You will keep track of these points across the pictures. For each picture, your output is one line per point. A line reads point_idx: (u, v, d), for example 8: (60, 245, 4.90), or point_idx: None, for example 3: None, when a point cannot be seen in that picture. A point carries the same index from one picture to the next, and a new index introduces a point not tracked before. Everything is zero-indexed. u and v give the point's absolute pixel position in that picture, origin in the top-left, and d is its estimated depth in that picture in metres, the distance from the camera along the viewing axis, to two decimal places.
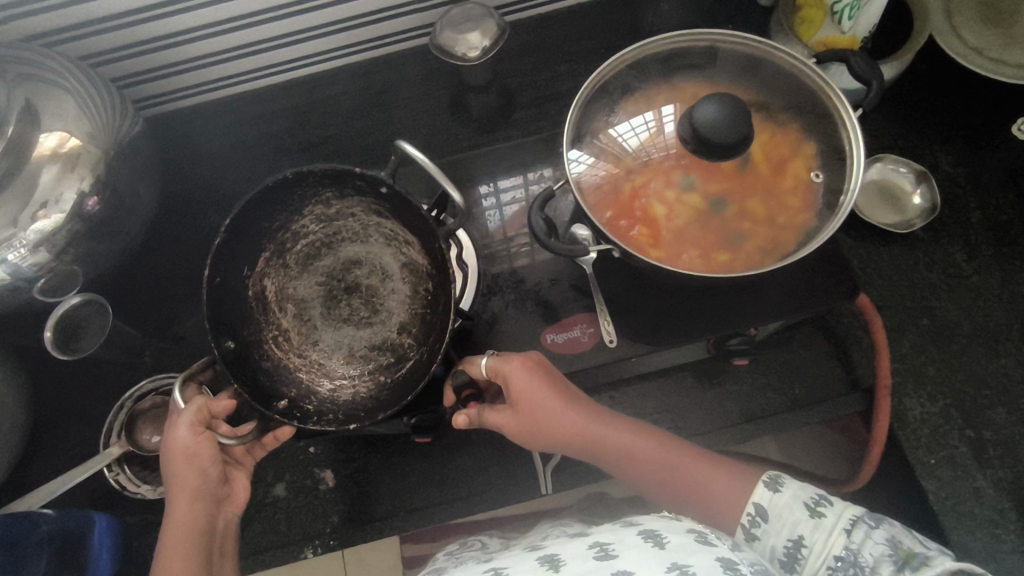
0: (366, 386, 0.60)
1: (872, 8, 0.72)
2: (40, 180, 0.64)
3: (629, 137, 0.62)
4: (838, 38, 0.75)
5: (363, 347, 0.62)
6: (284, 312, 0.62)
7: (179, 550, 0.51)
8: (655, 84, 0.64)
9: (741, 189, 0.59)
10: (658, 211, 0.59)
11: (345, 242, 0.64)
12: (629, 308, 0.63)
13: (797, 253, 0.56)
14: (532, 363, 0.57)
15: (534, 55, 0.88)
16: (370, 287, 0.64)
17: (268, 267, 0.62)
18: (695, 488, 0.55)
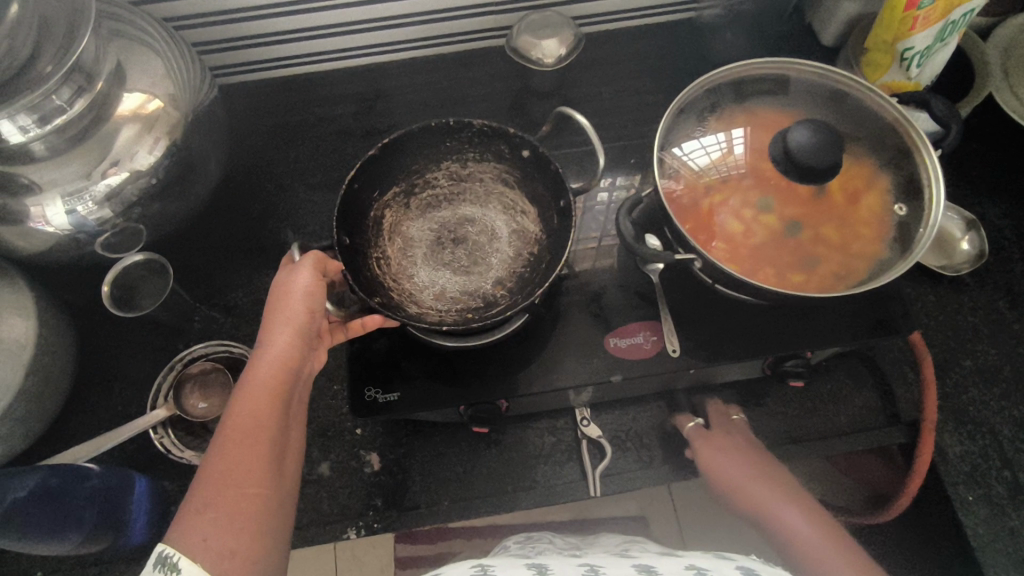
0: (452, 319, 0.59)
1: (938, 56, 0.76)
2: (119, 137, 0.64)
3: (700, 156, 0.64)
4: (904, 83, 0.78)
5: (454, 290, 0.62)
6: (391, 241, 0.64)
7: (255, 400, 0.50)
8: (729, 107, 0.66)
9: (818, 215, 0.61)
10: (735, 228, 0.61)
11: (466, 202, 0.67)
12: (692, 321, 0.65)
13: (871, 279, 0.58)
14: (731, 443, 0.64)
15: (600, 68, 0.90)
16: (476, 243, 0.65)
17: (393, 200, 0.65)
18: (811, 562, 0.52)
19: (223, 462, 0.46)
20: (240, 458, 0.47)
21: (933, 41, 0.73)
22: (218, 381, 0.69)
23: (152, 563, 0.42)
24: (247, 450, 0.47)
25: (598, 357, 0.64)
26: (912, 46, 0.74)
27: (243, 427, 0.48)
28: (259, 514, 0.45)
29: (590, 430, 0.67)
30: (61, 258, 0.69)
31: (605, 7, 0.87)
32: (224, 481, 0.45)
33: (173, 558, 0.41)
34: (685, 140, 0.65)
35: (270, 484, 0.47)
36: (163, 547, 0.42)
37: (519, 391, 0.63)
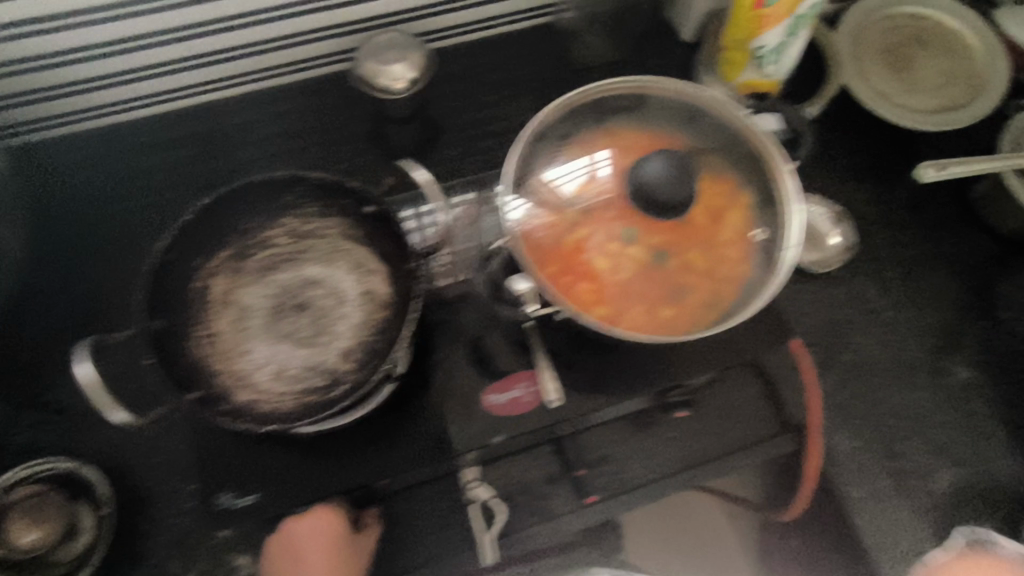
0: (292, 403, 0.53)
1: (794, 51, 0.75)
2: None
3: (566, 183, 0.60)
4: (764, 81, 0.77)
5: (296, 365, 0.55)
6: (222, 313, 0.56)
7: None
8: (588, 129, 0.62)
9: (682, 241, 0.58)
10: (601, 266, 0.57)
11: (309, 261, 0.59)
12: (572, 363, 0.62)
13: (741, 306, 0.56)
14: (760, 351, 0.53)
15: (459, 84, 0.84)
16: (322, 309, 0.58)
17: (222, 265, 0.57)
18: None
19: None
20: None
21: (785, 36, 0.72)
22: (51, 503, 0.58)
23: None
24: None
25: (479, 416, 0.61)
26: (765, 43, 0.73)
27: None
28: None
29: (477, 492, 0.62)
30: None
31: (455, 20, 0.81)
32: None
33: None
34: (547, 167, 0.60)
35: None
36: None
37: (398, 468, 0.59)
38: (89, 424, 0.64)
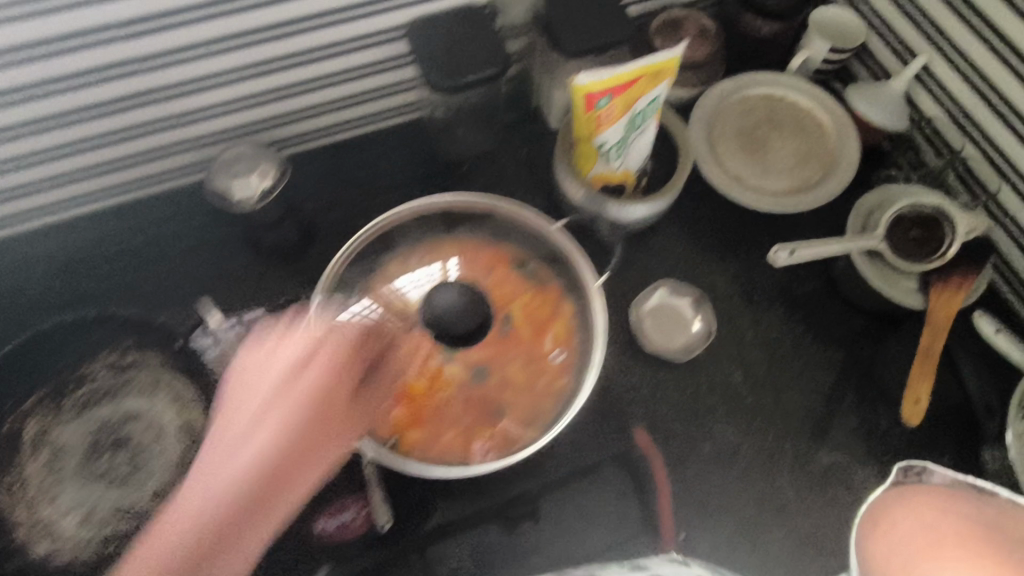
0: (92, 551, 0.55)
1: (639, 146, 0.76)
2: None
3: (412, 290, 0.59)
4: (615, 174, 0.77)
5: (106, 508, 0.56)
6: (36, 457, 0.57)
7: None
8: (434, 236, 0.62)
9: (501, 357, 0.58)
10: (420, 387, 0.57)
11: (130, 395, 0.59)
12: (402, 485, 0.67)
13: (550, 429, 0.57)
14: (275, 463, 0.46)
15: (336, 185, 0.87)
16: (140, 445, 0.58)
17: (37, 407, 0.58)
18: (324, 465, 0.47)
19: (194, 483, 0.46)
20: (205, 478, 0.45)
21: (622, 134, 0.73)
22: None
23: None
24: (229, 507, 0.45)
25: None
26: (606, 139, 0.73)
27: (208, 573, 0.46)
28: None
29: None
30: None
31: (323, 121, 0.82)
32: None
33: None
34: (401, 271, 0.60)
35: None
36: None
37: None
38: None
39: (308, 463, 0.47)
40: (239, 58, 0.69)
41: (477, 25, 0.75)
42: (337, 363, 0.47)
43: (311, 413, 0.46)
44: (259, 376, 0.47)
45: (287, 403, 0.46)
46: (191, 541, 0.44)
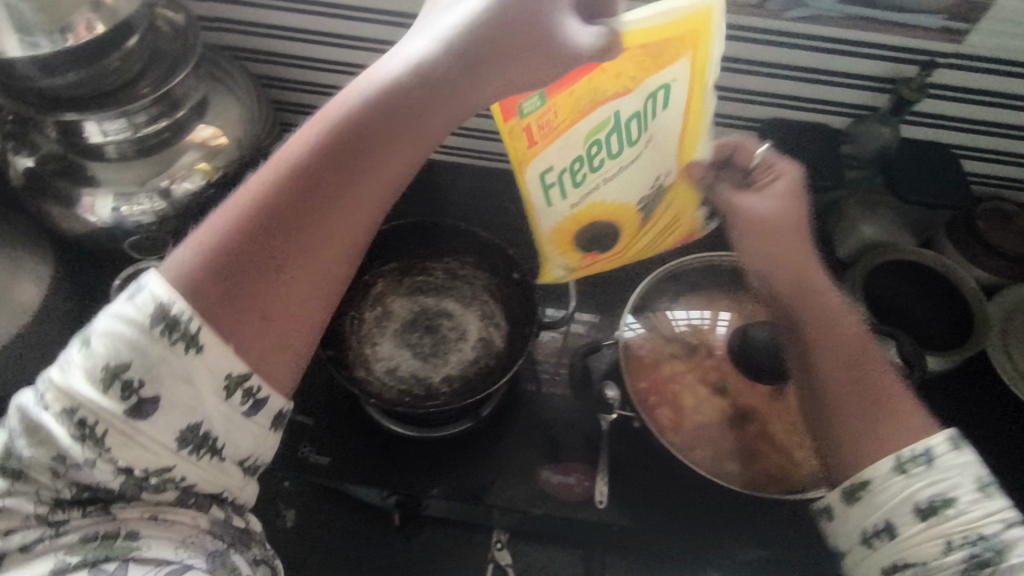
0: (391, 394, 0.62)
1: (635, 175, 0.54)
2: (181, 159, 0.73)
3: (694, 321, 0.66)
4: (608, 203, 0.55)
5: (407, 371, 0.65)
6: (367, 320, 0.67)
7: (319, 266, 0.40)
8: (720, 288, 0.68)
9: (771, 417, 0.61)
10: (688, 401, 0.62)
11: (452, 297, 0.69)
12: (627, 478, 0.66)
13: (778, 496, 0.58)
14: (223, 270, 0.37)
15: None
16: (445, 337, 0.67)
17: (388, 272, 0.70)
18: (292, 221, 0.39)
19: (291, 147, 0.40)
20: (334, 103, 0.41)
21: (581, 159, 0.51)
22: None
23: (146, 320, 0.35)
24: (308, 175, 0.39)
25: (527, 484, 0.66)
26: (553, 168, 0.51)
27: (254, 246, 0.38)
28: (299, 242, 0.39)
29: (501, 554, 0.68)
30: (97, 247, 0.77)
31: None
32: (307, 282, 0.39)
33: (125, 375, 0.35)
34: (689, 303, 0.67)
35: (331, 197, 0.39)
36: (162, 303, 0.36)
37: (447, 493, 0.65)
38: None
39: (481, 74, 0.43)
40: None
41: (823, 142, 0.81)
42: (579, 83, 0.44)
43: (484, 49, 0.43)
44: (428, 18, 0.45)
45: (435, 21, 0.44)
46: (252, 219, 0.38)
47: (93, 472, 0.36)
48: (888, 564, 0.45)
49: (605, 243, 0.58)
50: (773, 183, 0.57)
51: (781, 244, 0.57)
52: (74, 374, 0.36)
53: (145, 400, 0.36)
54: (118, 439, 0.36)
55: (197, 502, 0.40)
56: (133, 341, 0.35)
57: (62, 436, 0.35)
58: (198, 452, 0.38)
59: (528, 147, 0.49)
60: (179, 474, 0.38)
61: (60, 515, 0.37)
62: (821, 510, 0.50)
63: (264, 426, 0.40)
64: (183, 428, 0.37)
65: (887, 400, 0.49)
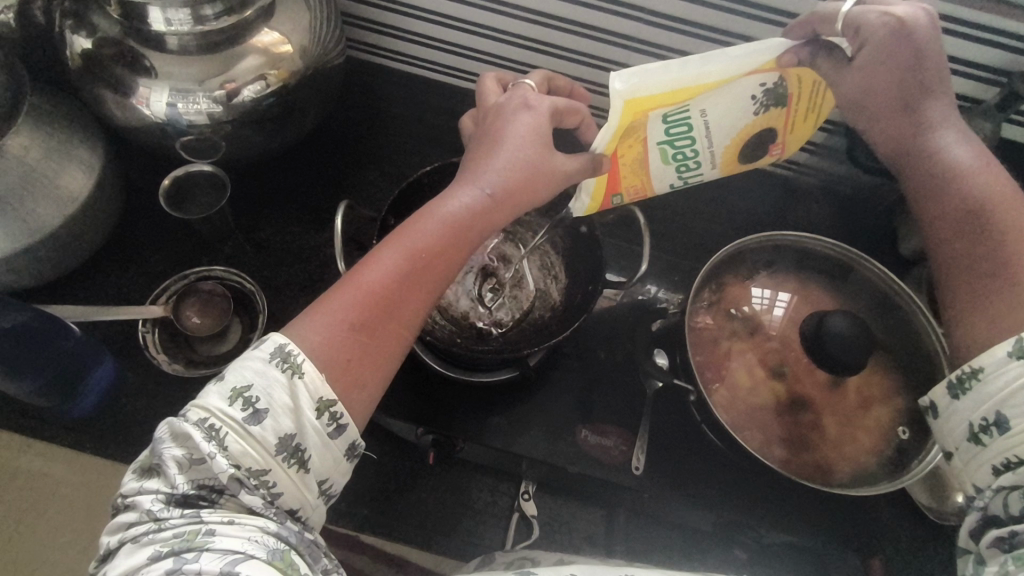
0: (441, 332, 0.62)
1: (728, 117, 0.53)
2: (244, 62, 0.69)
3: (756, 300, 0.64)
4: (738, 138, 0.56)
5: (458, 311, 0.65)
6: None
7: (407, 318, 0.46)
8: (786, 270, 0.66)
9: (823, 407, 0.60)
10: (742, 380, 0.61)
11: (510, 244, 0.68)
12: (664, 448, 0.65)
13: (816, 484, 0.58)
14: (336, 338, 0.43)
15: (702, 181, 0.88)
16: (499, 283, 0.67)
17: None
18: (391, 298, 0.45)
19: (389, 245, 0.46)
20: (423, 212, 0.48)
21: (681, 155, 0.56)
22: (217, 306, 0.74)
23: (269, 354, 0.41)
24: (411, 260, 0.46)
25: (565, 442, 0.65)
26: (667, 168, 0.57)
27: (358, 317, 0.44)
28: (396, 310, 0.45)
29: (526, 505, 0.65)
30: (146, 143, 0.74)
31: None
32: (395, 332, 0.45)
33: (248, 393, 0.40)
34: (750, 280, 0.65)
35: (422, 273, 0.46)
36: (282, 343, 0.42)
37: (481, 437, 0.64)
38: (279, 278, 0.78)
39: (537, 169, 0.50)
40: (696, 49, 0.72)
41: None
42: (529, 140, 0.51)
43: (538, 157, 0.51)
44: (487, 132, 0.53)
45: (506, 133, 0.51)
46: (364, 293, 0.45)
47: (210, 466, 0.39)
48: (998, 463, 0.45)
49: (761, 150, 0.59)
50: (860, 51, 0.51)
51: (899, 59, 0.50)
52: (208, 393, 0.40)
53: (256, 414, 0.40)
54: (235, 438, 0.40)
55: (276, 511, 0.40)
56: (256, 368, 0.41)
57: (194, 437, 0.39)
58: (288, 460, 0.41)
59: (639, 178, 0.58)
60: (273, 478, 0.40)
61: (164, 512, 0.38)
62: (929, 405, 0.51)
63: (341, 450, 0.43)
64: (283, 435, 0.40)
65: (1012, 259, 0.47)
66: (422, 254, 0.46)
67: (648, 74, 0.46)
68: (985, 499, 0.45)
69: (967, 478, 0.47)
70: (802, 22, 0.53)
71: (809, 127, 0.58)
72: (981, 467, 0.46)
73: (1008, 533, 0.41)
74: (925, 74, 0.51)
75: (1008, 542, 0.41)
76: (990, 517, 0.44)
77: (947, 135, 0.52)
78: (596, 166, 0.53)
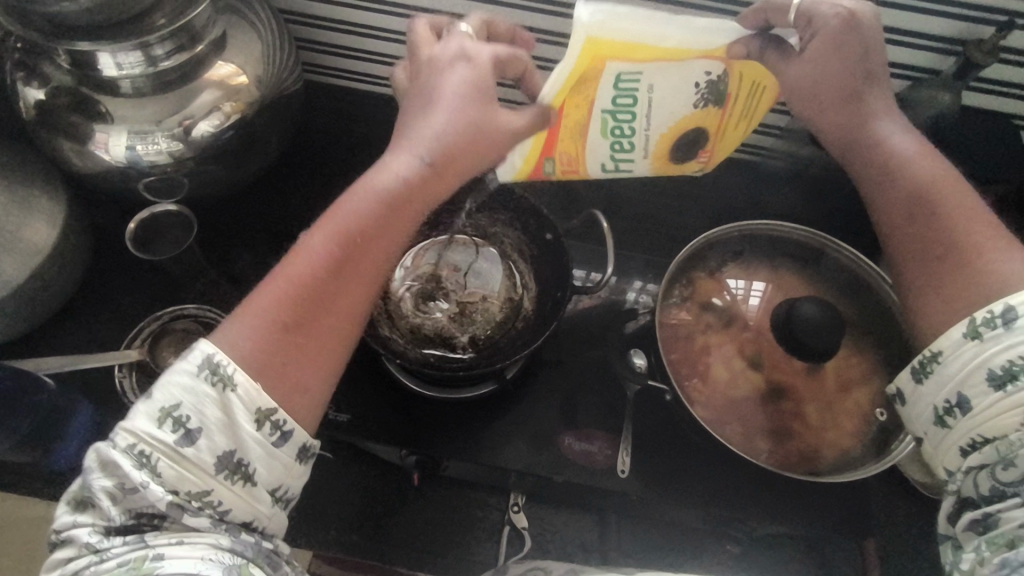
0: (414, 351, 0.61)
1: (666, 102, 0.56)
2: (200, 97, 0.69)
3: (728, 292, 0.64)
4: (674, 127, 0.58)
5: (431, 328, 0.64)
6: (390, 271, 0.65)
7: (346, 308, 0.46)
8: (757, 258, 0.66)
9: (802, 393, 0.60)
10: (720, 374, 0.61)
11: (479, 257, 0.68)
12: (650, 448, 0.65)
13: (800, 473, 0.58)
14: (271, 339, 0.43)
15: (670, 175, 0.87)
16: (471, 295, 0.66)
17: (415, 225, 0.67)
18: (325, 294, 0.45)
19: (323, 231, 0.46)
20: (348, 197, 0.48)
21: (617, 130, 0.58)
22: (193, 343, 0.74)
23: (196, 366, 0.41)
24: (341, 250, 0.46)
25: (549, 451, 0.64)
26: (604, 142, 0.60)
27: (291, 314, 0.44)
28: (331, 301, 0.46)
29: (517, 518, 0.66)
30: (109, 187, 0.74)
31: None
32: (335, 325, 0.46)
33: (177, 413, 0.41)
34: (722, 273, 0.65)
35: (353, 262, 0.46)
36: (211, 353, 0.42)
37: (465, 454, 0.64)
38: None
39: (473, 138, 0.50)
40: None
41: None
42: (462, 105, 0.49)
43: (475, 116, 0.50)
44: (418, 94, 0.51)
45: (438, 98, 0.49)
46: (298, 283, 0.45)
47: (145, 495, 0.39)
48: (967, 443, 0.45)
49: (694, 150, 0.62)
50: (809, 42, 0.51)
51: (846, 54, 0.51)
52: (134, 417, 0.40)
53: (189, 434, 0.41)
54: (168, 463, 0.40)
55: (229, 522, 0.42)
56: (185, 383, 0.41)
57: (124, 466, 0.39)
58: (231, 477, 0.42)
59: (574, 146, 0.60)
60: (217, 498, 0.41)
61: (104, 543, 0.39)
62: (896, 394, 0.51)
63: (290, 455, 0.44)
64: (220, 454, 0.41)
65: (965, 241, 0.47)
66: (353, 241, 0.46)
67: (616, 15, 0.46)
68: (958, 482, 0.45)
69: (940, 462, 0.47)
70: (757, 11, 0.52)
71: (740, 132, 0.61)
72: (951, 450, 0.46)
73: (983, 515, 0.41)
74: (870, 62, 0.51)
75: (983, 523, 0.41)
76: (965, 500, 0.44)
77: (888, 122, 0.52)
78: (545, 117, 0.53)
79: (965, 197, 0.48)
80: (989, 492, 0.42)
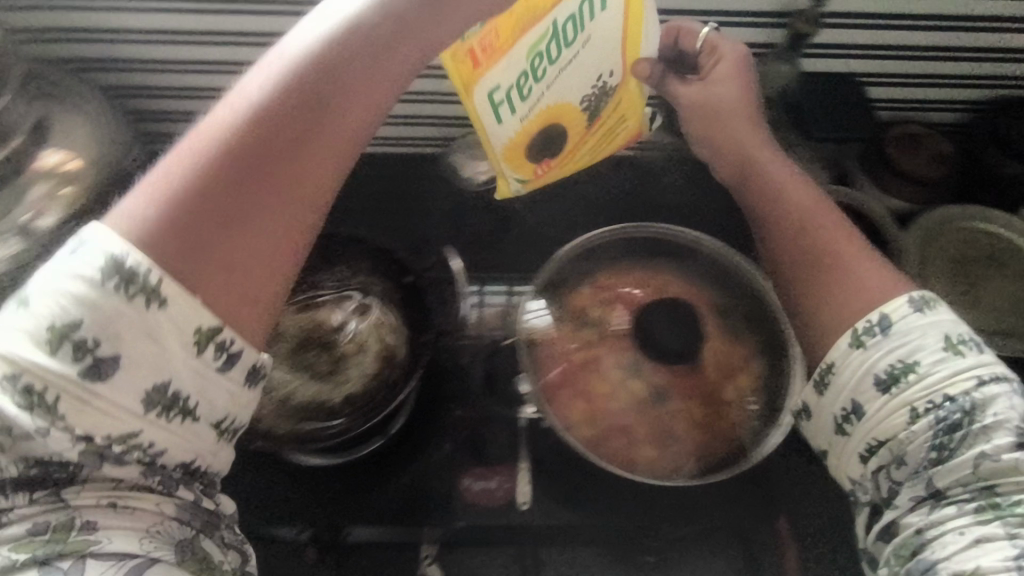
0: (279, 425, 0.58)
1: (570, 78, 0.54)
2: (27, 194, 0.61)
3: (599, 302, 0.64)
4: (553, 110, 0.55)
5: (299, 396, 0.60)
6: None
7: (286, 217, 0.36)
8: (628, 263, 0.65)
9: (682, 391, 0.60)
10: (600, 387, 0.60)
11: (345, 310, 0.66)
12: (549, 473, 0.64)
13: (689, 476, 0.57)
14: (188, 252, 0.34)
15: None
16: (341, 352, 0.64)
17: None
18: (254, 190, 0.35)
19: (326, 46, 0.38)
20: (260, 65, 0.37)
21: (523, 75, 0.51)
22: None
23: (102, 274, 0.32)
24: (259, 132, 0.36)
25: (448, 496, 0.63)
26: (496, 85, 0.49)
27: (209, 217, 0.34)
28: (266, 202, 0.36)
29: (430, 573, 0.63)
30: None
31: None
32: (269, 236, 0.36)
33: (77, 334, 0.32)
34: (593, 284, 0.65)
35: (303, 162, 0.37)
36: (114, 258, 0.32)
37: (361, 513, 0.63)
38: None
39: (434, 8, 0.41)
40: None
41: None
42: None
43: None
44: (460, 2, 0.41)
45: None
46: (260, 125, 0.36)
47: (50, 443, 0.32)
48: (864, 450, 0.45)
49: (541, 155, 0.58)
50: (714, 67, 0.60)
51: (743, 82, 0.59)
52: (11, 341, 0.32)
53: (103, 359, 0.32)
54: (70, 404, 0.32)
55: (163, 484, 0.36)
56: (84, 287, 0.32)
57: (6, 409, 0.31)
58: (168, 413, 0.35)
59: (473, 73, 0.48)
60: (148, 439, 0.34)
61: (6, 502, 0.34)
62: (800, 408, 0.50)
63: (238, 383, 0.36)
64: (148, 388, 0.33)
65: (823, 247, 0.51)
66: (311, 138, 0.37)
67: None
68: (869, 491, 0.46)
69: (842, 471, 0.48)
70: (670, 31, 0.61)
71: (583, 164, 0.63)
72: (850, 457, 0.47)
73: (894, 525, 0.44)
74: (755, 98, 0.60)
75: (890, 531, 0.44)
76: (876, 507, 0.46)
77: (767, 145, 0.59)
78: None
79: (837, 220, 0.52)
80: (887, 493, 0.45)
